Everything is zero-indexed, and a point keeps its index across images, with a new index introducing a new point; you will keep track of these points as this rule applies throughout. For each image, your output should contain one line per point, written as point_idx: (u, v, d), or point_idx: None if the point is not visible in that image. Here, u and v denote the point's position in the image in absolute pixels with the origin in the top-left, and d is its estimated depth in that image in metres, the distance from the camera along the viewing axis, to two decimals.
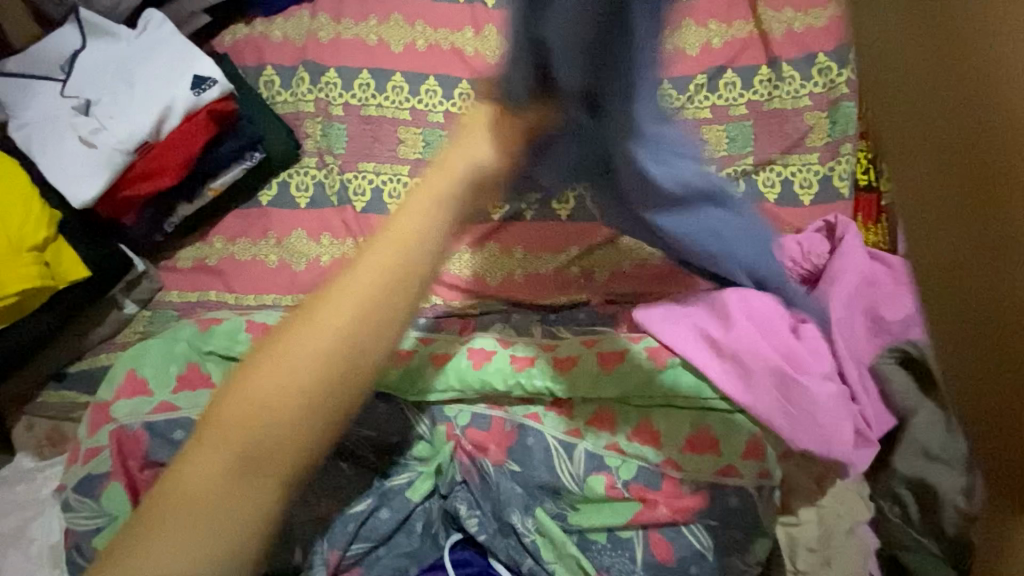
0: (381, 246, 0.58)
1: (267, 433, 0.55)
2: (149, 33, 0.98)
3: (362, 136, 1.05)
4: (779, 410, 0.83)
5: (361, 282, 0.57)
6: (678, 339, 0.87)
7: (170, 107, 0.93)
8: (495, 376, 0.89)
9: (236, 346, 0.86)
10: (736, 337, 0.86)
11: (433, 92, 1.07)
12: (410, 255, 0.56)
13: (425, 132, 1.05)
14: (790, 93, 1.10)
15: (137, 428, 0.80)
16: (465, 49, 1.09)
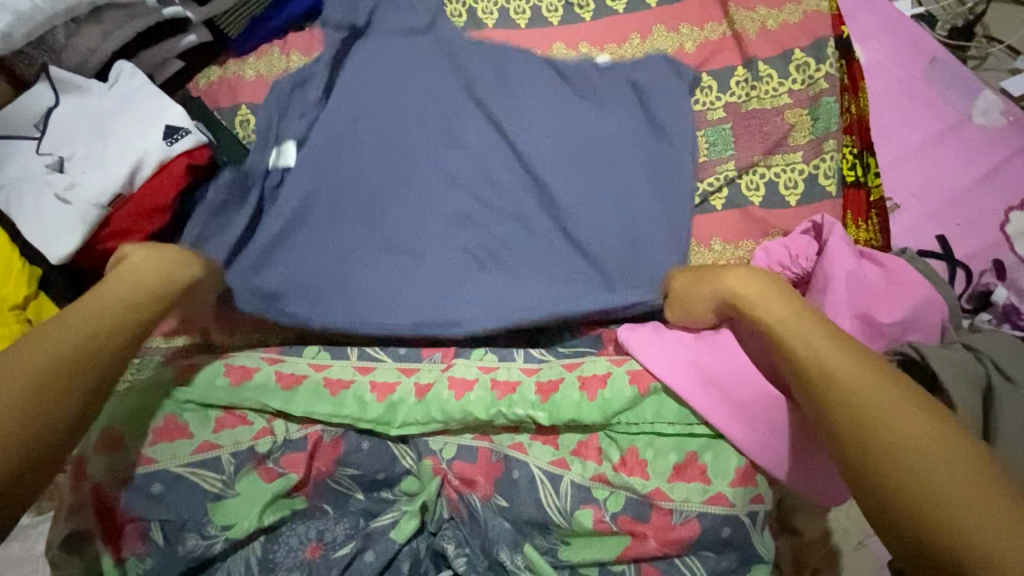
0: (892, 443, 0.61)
1: (909, 455, 0.60)
2: (121, 86, 0.99)
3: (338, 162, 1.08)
4: (766, 432, 0.79)
5: (902, 452, 0.60)
6: (666, 368, 0.84)
7: (143, 159, 0.93)
8: (478, 405, 0.88)
9: (214, 394, 0.87)
10: (721, 360, 0.84)
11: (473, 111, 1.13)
12: (872, 424, 0.63)
13: (707, 131, 1.10)
14: (768, 93, 1.11)
15: (115, 486, 0.81)
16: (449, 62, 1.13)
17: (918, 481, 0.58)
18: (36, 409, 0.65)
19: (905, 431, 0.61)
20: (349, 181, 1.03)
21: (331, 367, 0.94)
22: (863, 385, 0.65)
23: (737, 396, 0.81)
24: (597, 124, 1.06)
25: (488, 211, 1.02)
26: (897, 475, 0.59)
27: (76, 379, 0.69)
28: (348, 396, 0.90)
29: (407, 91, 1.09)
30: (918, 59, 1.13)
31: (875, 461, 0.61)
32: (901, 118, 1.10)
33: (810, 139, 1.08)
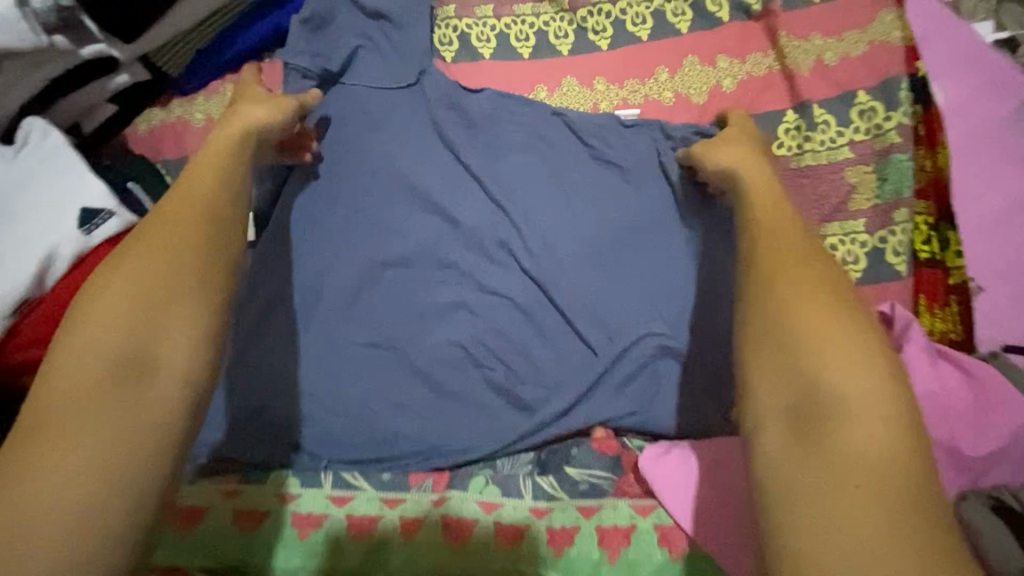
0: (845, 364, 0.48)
1: (851, 439, 0.45)
2: (29, 154, 0.80)
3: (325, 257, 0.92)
4: None
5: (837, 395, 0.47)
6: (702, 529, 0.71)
7: (55, 252, 0.75)
8: (478, 557, 0.74)
9: (163, 547, 0.75)
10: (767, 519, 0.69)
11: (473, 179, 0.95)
12: (859, 388, 0.47)
13: None
14: (825, 144, 0.92)
15: None
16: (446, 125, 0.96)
17: (848, 474, 0.44)
18: (134, 364, 0.50)
19: (846, 407, 0.47)
20: (342, 287, 0.90)
21: (300, 497, 0.79)
22: (835, 339, 0.50)
23: None
24: (619, 209, 0.91)
25: (521, 308, 0.89)
26: (814, 409, 0.47)
27: (181, 307, 0.53)
28: (319, 540, 0.76)
29: (389, 161, 0.95)
30: (1012, 98, 0.92)
31: (770, 363, 0.50)
32: (991, 174, 0.89)
33: (875, 203, 0.89)
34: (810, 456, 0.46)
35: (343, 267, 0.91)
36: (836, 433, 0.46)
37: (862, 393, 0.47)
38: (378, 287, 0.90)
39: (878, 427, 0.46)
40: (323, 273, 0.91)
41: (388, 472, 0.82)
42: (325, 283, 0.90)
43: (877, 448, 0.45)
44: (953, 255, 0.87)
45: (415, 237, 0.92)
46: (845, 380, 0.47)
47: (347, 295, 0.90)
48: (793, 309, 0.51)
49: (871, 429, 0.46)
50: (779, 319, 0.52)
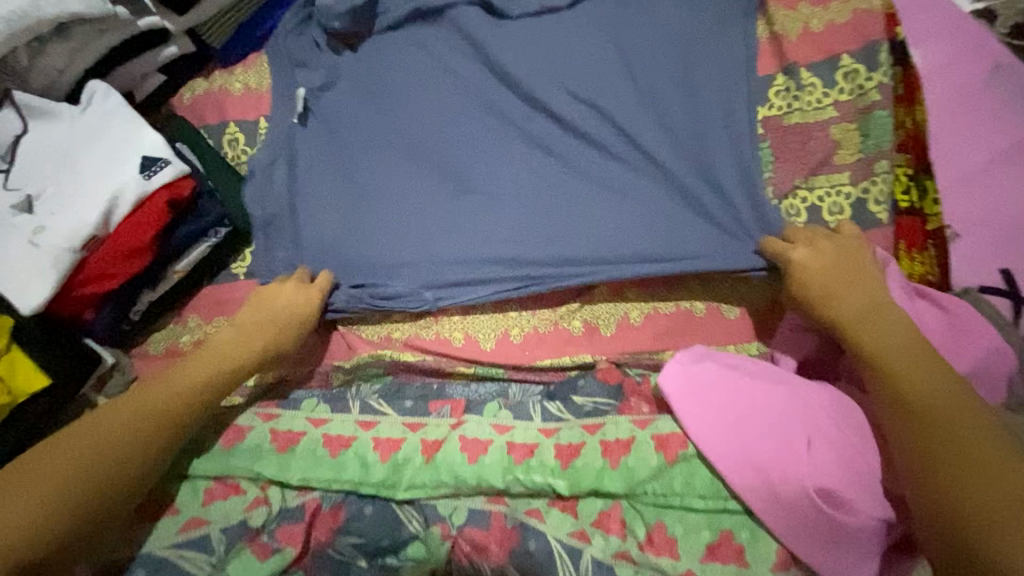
0: (919, 425, 0.68)
1: (983, 489, 0.63)
2: (93, 112, 0.91)
3: (346, 192, 0.99)
4: (809, 521, 0.69)
5: (965, 447, 0.65)
6: (718, 452, 0.74)
7: (119, 196, 0.85)
8: (493, 470, 0.81)
9: (205, 462, 0.82)
10: (793, 445, 0.71)
11: (493, 102, 1.01)
12: (970, 462, 0.64)
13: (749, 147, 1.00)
14: (811, 105, 0.99)
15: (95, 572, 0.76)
16: (470, 52, 1.04)
17: (981, 517, 0.62)
18: (143, 424, 0.76)
19: (931, 411, 0.68)
20: (370, 149, 1.01)
21: (330, 421, 0.87)
22: (915, 352, 0.72)
23: (781, 485, 0.70)
24: (609, 67, 1.00)
25: (562, 177, 0.96)
26: (990, 455, 0.64)
27: (180, 394, 0.80)
28: (349, 457, 0.84)
29: (416, 57, 1.04)
30: (982, 63, 1.00)
31: (931, 471, 0.66)
32: (963, 131, 0.97)
33: (859, 157, 0.96)
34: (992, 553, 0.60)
35: (373, 144, 1.01)
36: (941, 443, 0.66)
37: (998, 464, 0.63)
38: (398, 142, 1.01)
39: (982, 442, 0.65)
40: (353, 157, 1.01)
41: (414, 386, 0.93)
42: (354, 138, 1.02)
43: (1014, 510, 0.61)
44: (932, 203, 0.94)
45: (438, 162, 0.99)
46: (964, 467, 0.64)
47: (376, 153, 1.01)
48: (955, 443, 0.66)
49: (969, 467, 0.64)
50: (929, 442, 0.67)
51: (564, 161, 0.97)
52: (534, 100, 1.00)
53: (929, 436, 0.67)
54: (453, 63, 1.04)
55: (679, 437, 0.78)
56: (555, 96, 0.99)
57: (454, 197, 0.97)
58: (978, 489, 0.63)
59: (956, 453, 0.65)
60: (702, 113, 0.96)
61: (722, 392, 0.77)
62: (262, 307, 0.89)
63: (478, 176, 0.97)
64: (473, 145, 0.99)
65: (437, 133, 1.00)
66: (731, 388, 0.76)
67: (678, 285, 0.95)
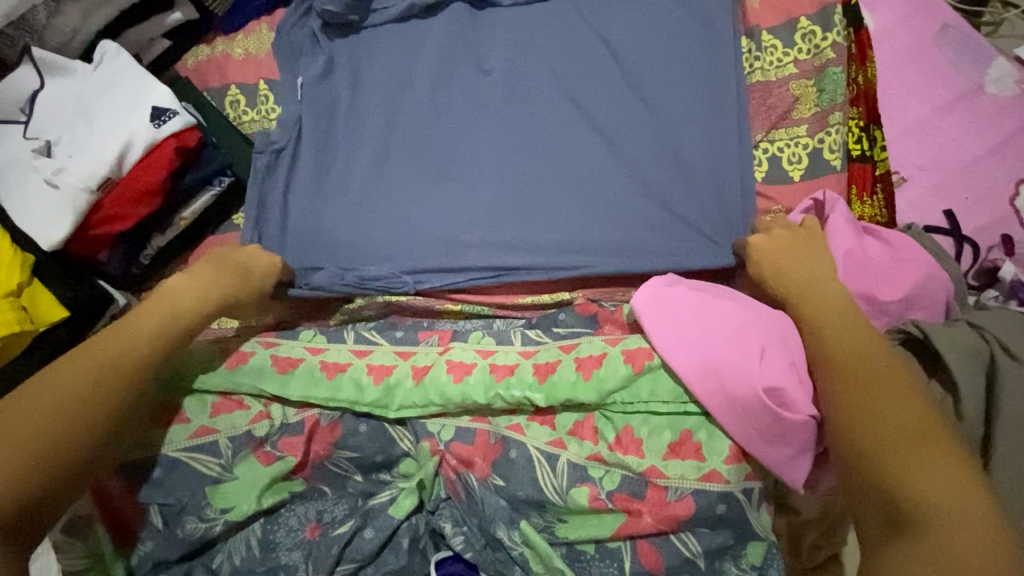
0: (846, 386, 0.73)
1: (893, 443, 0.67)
2: (106, 68, 0.98)
3: (342, 156, 1.08)
4: (754, 419, 0.77)
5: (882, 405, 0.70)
6: (680, 361, 0.81)
7: (131, 142, 0.93)
8: (477, 387, 0.89)
9: (211, 379, 0.88)
10: (747, 351, 0.79)
11: (479, 75, 1.09)
12: (883, 420, 0.69)
13: None
14: (773, 63, 1.07)
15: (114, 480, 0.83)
16: (460, 26, 1.12)
17: (887, 467, 0.66)
18: (106, 378, 0.75)
19: (859, 371, 0.73)
20: (356, 133, 1.08)
21: (327, 350, 0.94)
22: (852, 324, 0.78)
23: (733, 387, 0.78)
24: (585, 45, 1.09)
25: (533, 159, 1.04)
26: (899, 414, 0.69)
27: (139, 345, 0.79)
28: (344, 380, 0.91)
29: (409, 41, 1.12)
30: (929, 24, 1.08)
31: (848, 426, 0.70)
32: (911, 86, 1.05)
33: (816, 111, 1.04)
34: (891, 496, 0.64)
35: (359, 127, 1.09)
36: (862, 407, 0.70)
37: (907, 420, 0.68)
38: (383, 126, 1.08)
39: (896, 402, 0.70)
40: (341, 141, 1.09)
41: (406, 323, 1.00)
42: (343, 123, 1.09)
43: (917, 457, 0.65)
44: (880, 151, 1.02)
45: (417, 147, 1.07)
46: (877, 421, 0.69)
47: (363, 137, 1.08)
48: (871, 398, 0.71)
49: (881, 423, 0.68)
50: (849, 401, 0.72)
51: (543, 129, 1.05)
52: (515, 81, 1.08)
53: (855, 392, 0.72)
54: (444, 36, 1.12)
55: (646, 350, 0.85)
56: (535, 77, 1.08)
57: (439, 169, 1.05)
58: (884, 441, 0.67)
59: (874, 411, 0.70)
60: (670, 76, 1.06)
61: (684, 311, 0.84)
62: (221, 263, 0.92)
63: (454, 160, 1.05)
64: (455, 124, 1.07)
65: (423, 112, 1.08)
66: (692, 307, 0.84)
67: None
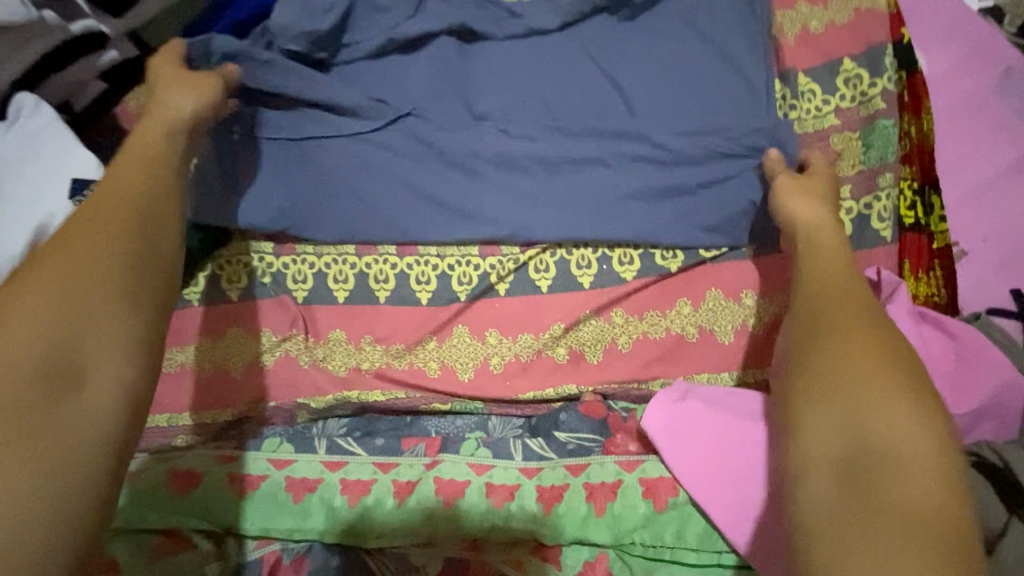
0: (826, 333, 0.60)
1: (865, 391, 0.54)
2: (19, 125, 0.80)
3: (314, 207, 0.88)
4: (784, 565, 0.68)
5: (846, 338, 0.58)
6: (709, 497, 0.71)
7: (46, 225, 0.77)
8: (471, 516, 0.76)
9: (155, 513, 0.75)
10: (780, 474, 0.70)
11: (465, 115, 0.92)
12: (859, 377, 0.55)
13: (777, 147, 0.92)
14: (810, 112, 0.92)
15: None
16: (447, 60, 0.95)
17: (830, 417, 0.54)
18: (71, 308, 0.49)
19: (831, 370, 0.57)
20: (331, 164, 0.88)
21: (295, 462, 0.80)
22: (830, 291, 0.63)
23: (766, 527, 0.69)
24: (592, 80, 0.92)
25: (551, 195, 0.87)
26: (851, 373, 0.56)
27: (100, 249, 0.52)
28: (314, 503, 0.77)
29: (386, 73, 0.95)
30: (989, 67, 0.93)
31: (823, 402, 0.55)
32: (972, 140, 0.91)
33: (862, 168, 0.89)
34: (848, 485, 0.50)
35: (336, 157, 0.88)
36: (833, 382, 0.56)
37: (867, 370, 0.56)
38: (363, 157, 0.88)
39: (844, 356, 0.57)
40: (314, 171, 0.88)
41: (386, 420, 0.89)
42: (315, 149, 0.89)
43: (908, 409, 0.53)
44: (938, 220, 0.87)
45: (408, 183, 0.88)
46: (830, 394, 0.55)
47: (340, 165, 0.88)
48: (841, 375, 0.56)
49: (831, 388, 0.56)
50: (832, 383, 0.56)
51: (554, 180, 0.87)
52: (512, 117, 0.91)
53: (841, 341, 0.58)
54: (429, 75, 0.94)
55: (669, 481, 0.74)
56: (535, 119, 0.91)
57: (429, 221, 0.88)
58: (852, 385, 0.55)
59: (848, 383, 0.55)
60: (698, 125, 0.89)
61: (709, 429, 0.73)
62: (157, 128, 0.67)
63: (452, 191, 0.88)
64: (447, 167, 0.88)
65: (407, 151, 0.89)
66: (725, 422, 0.73)
67: (671, 309, 0.88)
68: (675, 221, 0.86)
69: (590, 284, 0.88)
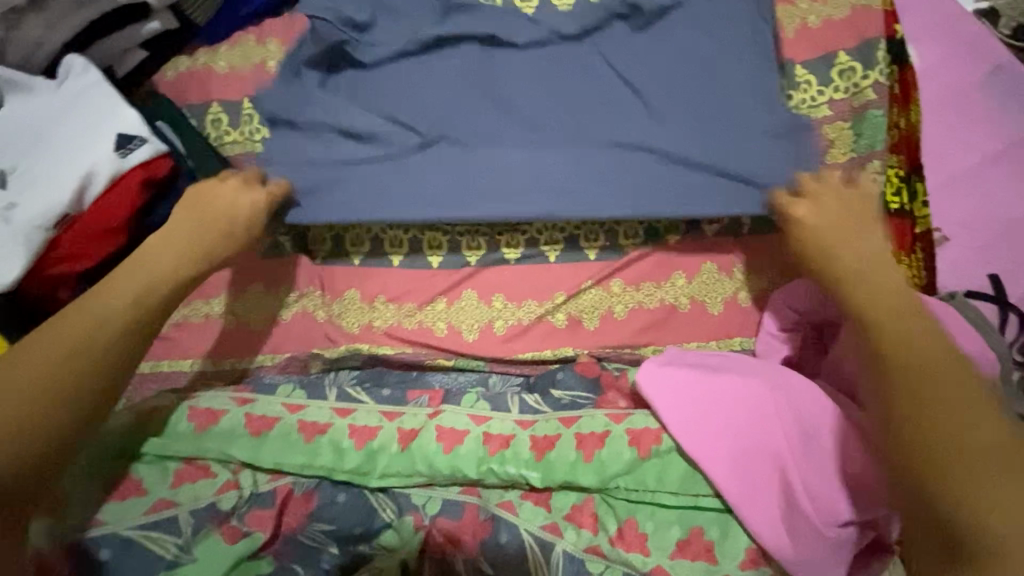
0: (890, 344, 0.65)
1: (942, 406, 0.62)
2: (70, 85, 0.87)
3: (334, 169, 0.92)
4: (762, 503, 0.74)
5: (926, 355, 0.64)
6: (695, 441, 0.76)
7: (92, 173, 0.82)
8: (467, 461, 0.81)
9: (175, 445, 0.81)
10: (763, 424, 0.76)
11: None
12: (925, 387, 0.63)
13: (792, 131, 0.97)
14: (806, 103, 0.97)
15: None
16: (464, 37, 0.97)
17: (930, 436, 0.61)
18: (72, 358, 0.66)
19: (917, 388, 0.63)
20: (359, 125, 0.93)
21: (306, 407, 0.86)
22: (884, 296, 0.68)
23: (747, 467, 0.75)
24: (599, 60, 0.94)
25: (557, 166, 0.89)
26: (924, 390, 0.62)
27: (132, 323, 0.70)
28: (323, 444, 0.83)
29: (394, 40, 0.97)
30: (977, 67, 0.98)
31: (904, 430, 0.62)
32: (958, 134, 0.95)
33: (850, 156, 0.95)
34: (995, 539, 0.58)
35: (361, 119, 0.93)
36: (917, 395, 0.62)
37: (943, 382, 0.63)
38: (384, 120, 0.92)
39: (925, 364, 0.63)
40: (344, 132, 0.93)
41: (396, 372, 0.95)
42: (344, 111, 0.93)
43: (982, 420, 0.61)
44: (921, 205, 0.92)
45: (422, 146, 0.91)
46: (925, 415, 0.62)
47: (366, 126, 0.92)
48: (911, 390, 0.63)
49: (916, 418, 0.62)
50: (912, 402, 0.62)
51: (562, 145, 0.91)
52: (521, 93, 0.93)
53: (905, 354, 0.64)
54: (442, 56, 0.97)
55: (653, 432, 0.80)
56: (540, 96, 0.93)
57: None
58: (937, 401, 0.62)
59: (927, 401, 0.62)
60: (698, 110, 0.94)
61: (701, 384, 0.79)
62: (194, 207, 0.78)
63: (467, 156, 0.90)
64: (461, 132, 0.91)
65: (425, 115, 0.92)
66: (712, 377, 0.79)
67: (666, 281, 0.93)
68: (682, 194, 0.89)
69: (595, 256, 0.94)
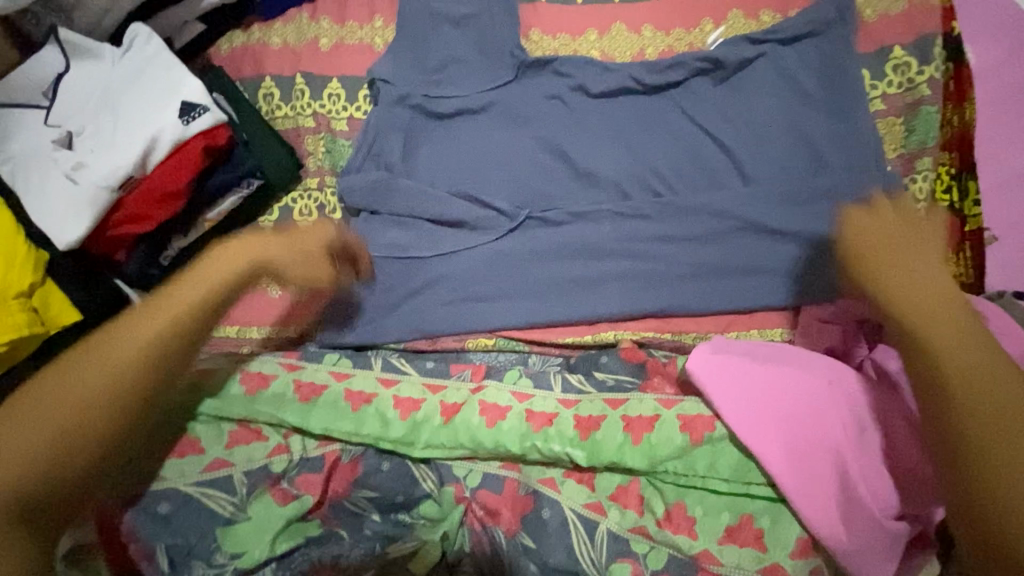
0: (968, 386, 0.56)
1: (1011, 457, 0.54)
2: (134, 53, 0.90)
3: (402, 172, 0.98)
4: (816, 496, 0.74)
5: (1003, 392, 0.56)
6: (750, 431, 0.77)
7: (156, 139, 0.85)
8: (512, 436, 0.82)
9: (231, 407, 0.83)
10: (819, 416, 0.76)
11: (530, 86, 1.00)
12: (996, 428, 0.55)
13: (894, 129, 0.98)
14: None
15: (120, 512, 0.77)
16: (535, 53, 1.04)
17: (977, 487, 0.54)
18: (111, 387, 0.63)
19: (962, 433, 0.56)
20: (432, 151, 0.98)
21: (353, 375, 0.88)
22: (951, 329, 0.59)
23: (803, 458, 0.75)
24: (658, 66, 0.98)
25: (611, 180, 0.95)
26: (974, 438, 0.55)
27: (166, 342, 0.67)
28: (369, 413, 0.85)
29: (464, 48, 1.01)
30: None
31: (969, 485, 0.55)
32: (1013, 135, 0.95)
33: (902, 152, 0.95)
34: None
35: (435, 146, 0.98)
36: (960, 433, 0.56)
37: (1003, 430, 0.54)
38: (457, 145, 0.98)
39: (968, 408, 0.56)
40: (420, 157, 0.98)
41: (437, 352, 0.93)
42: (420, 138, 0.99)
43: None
44: (972, 204, 0.91)
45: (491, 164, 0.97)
46: (995, 463, 0.54)
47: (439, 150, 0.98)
48: (987, 436, 0.55)
49: (984, 469, 0.54)
50: (977, 450, 0.55)
51: (615, 148, 0.96)
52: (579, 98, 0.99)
53: (972, 392, 0.56)
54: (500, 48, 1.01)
55: (705, 419, 0.81)
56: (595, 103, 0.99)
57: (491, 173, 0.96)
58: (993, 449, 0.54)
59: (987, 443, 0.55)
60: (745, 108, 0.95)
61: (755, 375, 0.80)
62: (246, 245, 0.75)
63: (530, 184, 0.95)
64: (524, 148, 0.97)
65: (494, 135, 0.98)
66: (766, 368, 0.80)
67: None
68: (746, 214, 0.90)
69: None
